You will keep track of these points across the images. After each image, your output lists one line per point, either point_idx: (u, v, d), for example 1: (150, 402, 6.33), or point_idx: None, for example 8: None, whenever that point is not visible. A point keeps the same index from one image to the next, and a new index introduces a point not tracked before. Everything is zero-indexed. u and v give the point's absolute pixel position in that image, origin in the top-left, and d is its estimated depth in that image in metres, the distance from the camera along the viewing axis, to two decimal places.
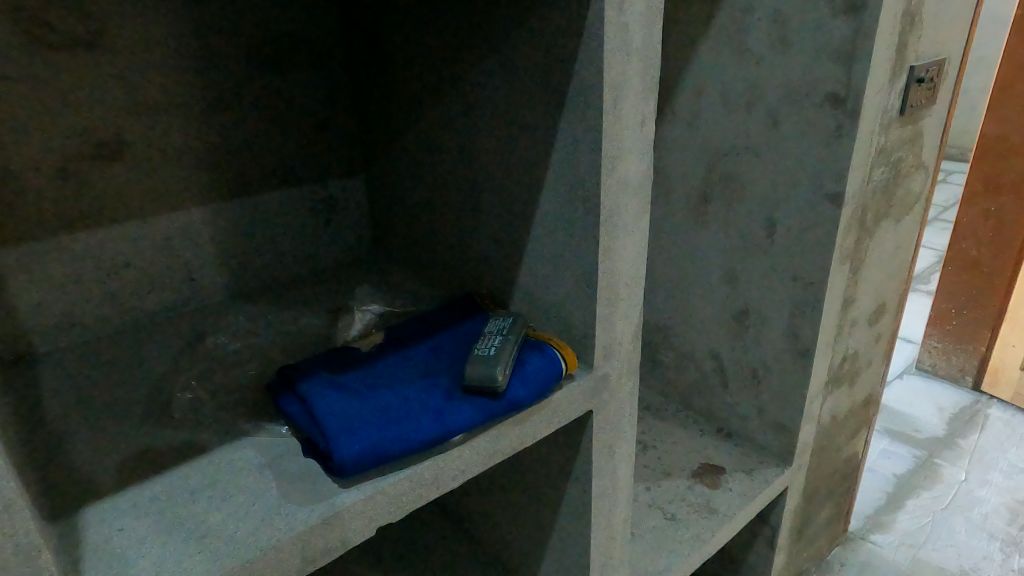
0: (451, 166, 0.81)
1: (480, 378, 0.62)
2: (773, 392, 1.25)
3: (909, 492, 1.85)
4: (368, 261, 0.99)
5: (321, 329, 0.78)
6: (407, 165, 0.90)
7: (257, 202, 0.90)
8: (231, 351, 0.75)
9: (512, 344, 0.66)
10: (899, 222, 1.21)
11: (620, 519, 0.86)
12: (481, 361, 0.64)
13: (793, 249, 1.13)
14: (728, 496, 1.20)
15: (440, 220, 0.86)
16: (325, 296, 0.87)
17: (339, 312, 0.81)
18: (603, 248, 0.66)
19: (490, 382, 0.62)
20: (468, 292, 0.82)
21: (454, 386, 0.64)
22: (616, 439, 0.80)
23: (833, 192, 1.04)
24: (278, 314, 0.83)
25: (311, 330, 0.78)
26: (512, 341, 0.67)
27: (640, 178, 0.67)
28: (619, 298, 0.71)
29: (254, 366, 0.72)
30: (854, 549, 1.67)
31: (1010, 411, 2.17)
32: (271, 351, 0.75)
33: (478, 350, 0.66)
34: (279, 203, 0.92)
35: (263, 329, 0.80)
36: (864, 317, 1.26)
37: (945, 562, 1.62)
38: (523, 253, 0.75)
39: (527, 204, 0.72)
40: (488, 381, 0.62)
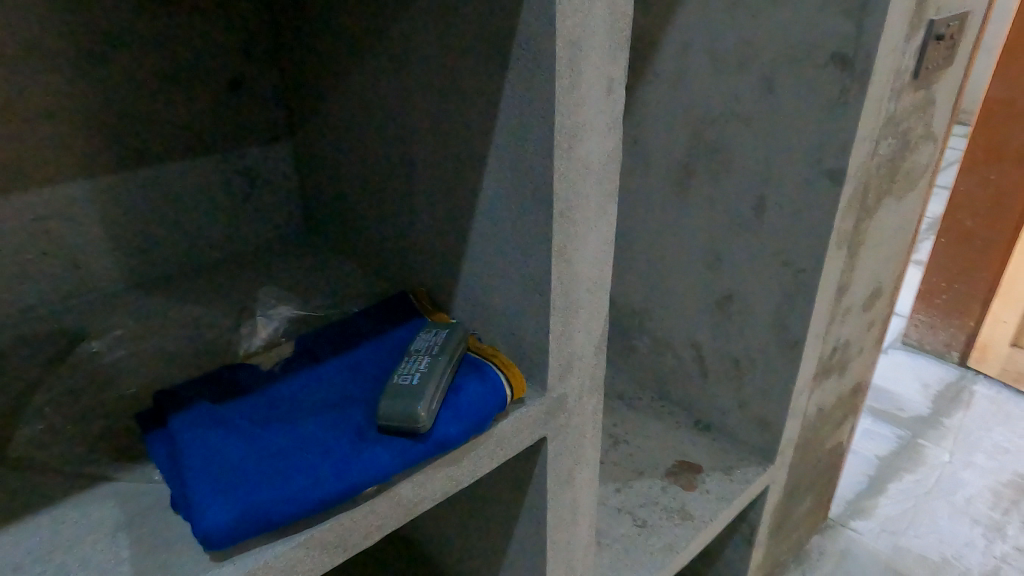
0: (382, 136, 0.67)
1: (396, 416, 0.49)
2: (756, 385, 1.14)
3: (892, 475, 1.78)
4: (297, 244, 0.85)
5: (221, 336, 0.64)
6: (334, 133, 0.75)
7: (154, 175, 0.75)
8: (107, 364, 0.61)
9: (442, 367, 0.53)
10: (902, 199, 1.09)
11: (581, 546, 0.76)
12: (398, 393, 0.50)
13: (786, 231, 1.00)
14: (705, 499, 1.11)
15: (373, 202, 0.72)
16: (237, 290, 0.74)
17: (248, 313, 0.67)
18: (558, 249, 0.53)
19: (407, 423, 0.49)
20: (403, 289, 0.69)
21: (367, 424, 0.51)
22: (576, 465, 0.68)
23: (835, 169, 0.91)
24: (177, 314, 0.69)
25: (209, 337, 0.64)
26: (443, 363, 0.53)
27: (606, 160, 0.53)
28: (580, 307, 0.58)
29: (131, 386, 0.59)
30: (834, 537, 1.60)
31: (995, 388, 2.11)
32: (155, 365, 0.61)
33: (397, 376, 0.52)
34: (184, 176, 0.77)
35: (154, 334, 0.66)
36: (858, 304, 1.15)
37: (926, 550, 1.56)
38: (465, 245, 0.61)
39: (468, 186, 0.58)
40: (405, 421, 0.49)
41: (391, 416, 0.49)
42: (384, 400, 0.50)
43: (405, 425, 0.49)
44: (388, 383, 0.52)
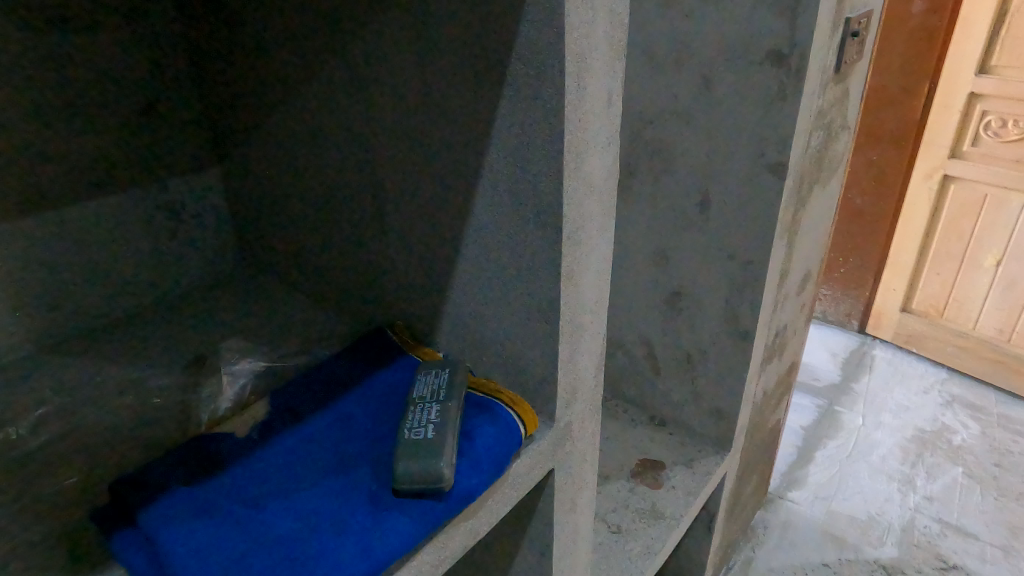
0: (341, 160, 0.60)
1: (417, 477, 0.44)
2: (709, 377, 1.16)
3: (816, 444, 1.89)
4: (238, 281, 0.76)
5: (177, 399, 0.56)
6: (276, 158, 0.67)
7: (66, 219, 0.63)
8: (37, 448, 0.51)
9: (454, 413, 0.48)
10: (827, 187, 1.14)
11: (582, 568, 0.73)
12: (415, 450, 0.45)
13: (731, 225, 1.02)
14: (672, 496, 1.12)
15: (333, 232, 0.65)
16: (181, 342, 0.64)
17: (204, 370, 0.59)
18: (567, 272, 0.49)
19: (432, 482, 0.44)
20: (379, 326, 0.63)
21: (379, 487, 0.45)
22: (578, 489, 0.65)
23: (776, 163, 0.93)
24: (113, 376, 0.59)
25: (162, 404, 0.55)
26: (455, 408, 0.48)
27: (606, 175, 0.50)
28: (583, 329, 0.55)
29: (72, 471, 0.49)
30: (775, 510, 1.67)
31: (891, 350, 2.28)
32: (100, 442, 0.52)
33: (408, 430, 0.47)
34: (99, 214, 0.66)
35: (88, 405, 0.56)
36: (793, 289, 1.20)
37: (855, 511, 1.66)
38: (454, 275, 0.56)
39: (456, 211, 0.53)
40: (429, 482, 0.44)
41: (412, 478, 0.44)
42: (397, 459, 0.45)
43: (429, 485, 0.44)
44: (399, 439, 0.46)
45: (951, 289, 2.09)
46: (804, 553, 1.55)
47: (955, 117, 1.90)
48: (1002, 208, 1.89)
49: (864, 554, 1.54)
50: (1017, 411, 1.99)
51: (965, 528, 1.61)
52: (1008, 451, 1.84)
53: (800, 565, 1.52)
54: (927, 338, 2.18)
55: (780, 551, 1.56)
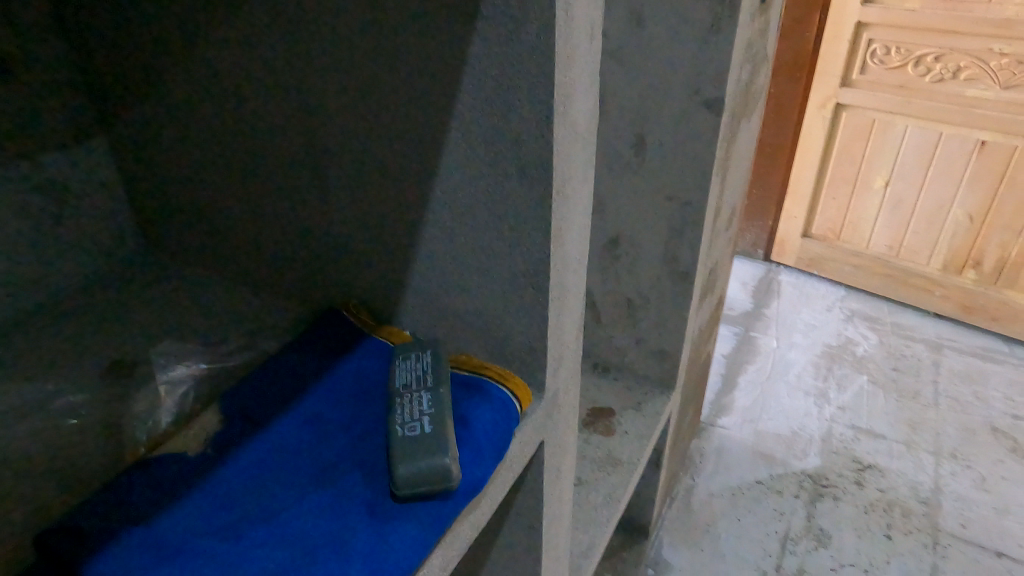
0: (269, 120, 0.51)
1: (420, 481, 0.39)
2: (650, 320, 1.16)
3: (738, 370, 1.98)
4: (146, 269, 0.66)
5: (104, 418, 0.47)
6: (183, 123, 0.56)
7: None
8: None
9: (446, 404, 0.43)
10: (751, 121, 1.15)
11: (565, 531, 0.71)
12: (412, 451, 0.40)
13: (666, 166, 1.00)
14: (626, 441, 1.13)
15: (264, 205, 0.56)
16: (91, 348, 0.54)
17: (130, 380, 0.50)
18: (555, 231, 0.45)
19: (436, 484, 0.39)
20: (332, 307, 0.56)
21: (373, 495, 0.40)
22: (562, 456, 0.62)
23: (712, 99, 0.90)
24: (9, 399, 0.49)
25: (84, 428, 0.46)
26: (446, 397, 0.43)
27: (588, 119, 0.45)
28: (568, 291, 0.51)
29: None
30: (708, 437, 1.74)
31: (795, 274, 2.43)
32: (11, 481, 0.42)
33: (398, 427, 0.41)
34: None
35: None
36: (724, 225, 1.21)
37: (779, 428, 1.77)
38: (418, 243, 0.50)
39: (420, 170, 0.47)
40: (433, 484, 0.39)
41: (415, 482, 0.39)
42: (394, 460, 0.40)
43: (433, 488, 0.39)
44: (390, 438, 0.41)
45: (846, 212, 2.22)
46: (739, 474, 1.64)
47: (844, 47, 1.96)
48: (888, 132, 2.00)
49: (792, 467, 1.65)
50: (905, 318, 2.18)
51: (874, 430, 1.76)
52: (902, 355, 2.02)
53: (737, 485, 1.60)
54: (826, 259, 2.33)
55: (717, 475, 1.63)
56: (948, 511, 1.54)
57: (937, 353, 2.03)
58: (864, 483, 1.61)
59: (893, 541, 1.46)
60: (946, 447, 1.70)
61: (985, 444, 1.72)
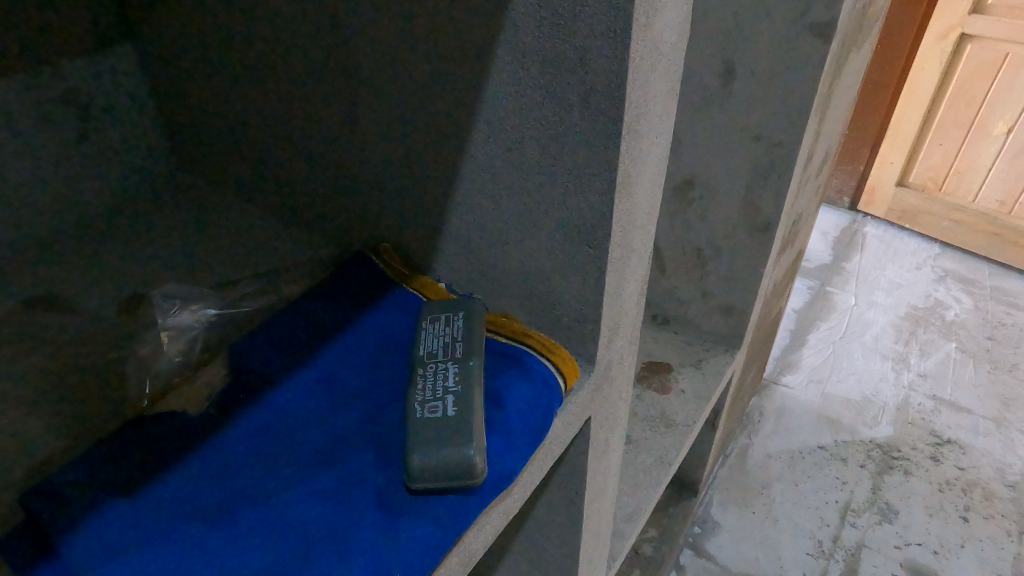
0: (294, 28, 0.44)
1: (438, 473, 0.34)
2: (721, 273, 1.05)
3: (810, 326, 1.84)
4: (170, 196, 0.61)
5: (108, 363, 0.43)
6: (204, 29, 0.50)
7: None
8: None
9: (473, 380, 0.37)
10: (861, 50, 0.98)
11: (607, 503, 0.66)
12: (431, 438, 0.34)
13: (758, 100, 0.86)
14: (683, 400, 1.06)
15: (291, 130, 0.50)
16: (105, 281, 0.50)
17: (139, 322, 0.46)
18: (623, 180, 0.36)
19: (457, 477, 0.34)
20: (361, 251, 0.50)
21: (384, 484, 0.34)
22: (610, 430, 0.55)
23: (821, 23, 0.76)
24: (10, 333, 0.45)
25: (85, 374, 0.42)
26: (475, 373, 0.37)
27: (675, 38, 0.35)
28: (632, 252, 0.42)
29: None
30: (769, 396, 1.64)
31: (883, 226, 2.22)
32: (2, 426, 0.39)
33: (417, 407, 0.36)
34: None
35: None
36: (815, 171, 1.07)
37: (850, 392, 1.64)
38: (458, 183, 0.43)
39: (464, 95, 0.39)
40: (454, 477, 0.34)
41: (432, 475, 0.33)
42: (411, 447, 0.34)
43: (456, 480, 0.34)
44: (408, 418, 0.35)
45: (953, 160, 1.99)
46: (800, 438, 1.54)
47: None
48: (1022, 68, 1.75)
49: (860, 435, 1.54)
50: (1008, 283, 1.98)
51: (957, 403, 1.62)
52: (999, 324, 1.83)
53: (797, 450, 1.51)
54: (922, 212, 2.11)
55: (776, 437, 1.54)
56: None
57: None
58: (941, 459, 1.49)
59: (968, 525, 1.37)
60: None
61: None
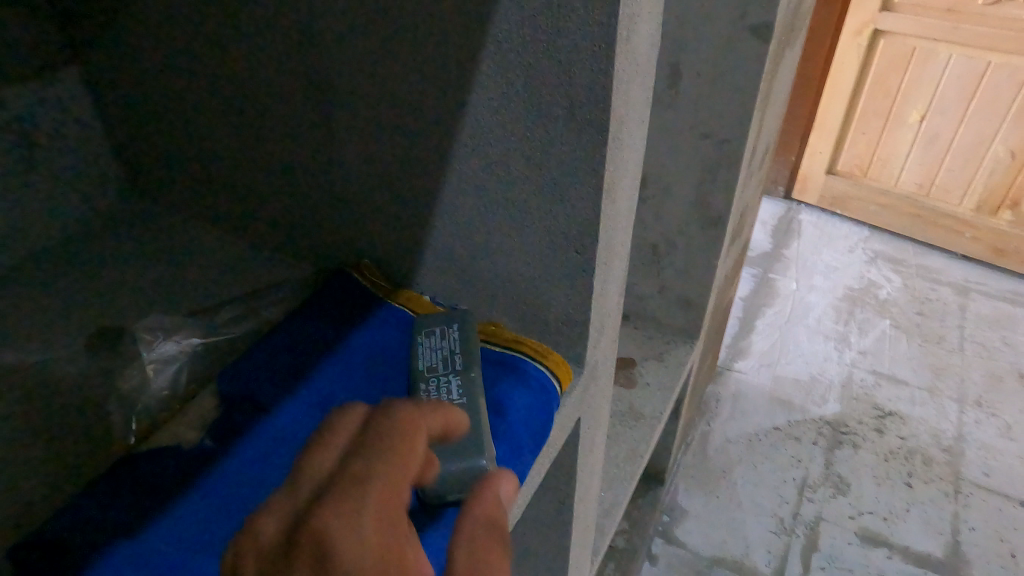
0: (264, 49, 0.43)
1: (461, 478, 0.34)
2: (676, 267, 1.08)
3: (756, 312, 1.92)
4: (129, 223, 0.59)
5: (88, 402, 0.42)
6: (163, 51, 0.48)
7: None
8: None
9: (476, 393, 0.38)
10: (794, 48, 1.03)
11: (592, 498, 0.67)
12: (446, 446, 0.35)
13: (703, 100, 0.89)
14: (648, 393, 1.09)
15: (261, 148, 0.49)
16: (71, 317, 0.48)
17: (116, 358, 0.45)
18: (607, 186, 0.37)
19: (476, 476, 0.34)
20: (342, 268, 0.50)
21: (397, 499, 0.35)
22: (596, 428, 0.57)
23: (759, 25, 0.79)
24: None
25: (66, 419, 0.41)
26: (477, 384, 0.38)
27: (649, 48, 0.37)
28: (614, 255, 0.44)
29: None
30: (724, 382, 1.70)
31: (816, 213, 2.33)
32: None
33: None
34: None
35: None
36: (758, 165, 1.12)
37: (798, 373, 1.72)
38: (440, 198, 0.43)
39: (445, 112, 0.39)
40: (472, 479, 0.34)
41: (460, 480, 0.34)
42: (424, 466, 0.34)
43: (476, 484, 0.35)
44: None
45: (876, 148, 2.11)
46: (756, 421, 1.60)
47: None
48: (930, 61, 1.87)
49: (810, 413, 1.62)
50: (932, 260, 2.11)
51: (896, 376, 1.72)
52: (927, 300, 1.96)
53: (754, 432, 1.57)
54: (851, 198, 2.23)
55: (733, 422, 1.60)
56: (970, 459, 1.52)
57: (964, 297, 1.97)
58: (885, 430, 1.58)
59: (913, 490, 1.45)
60: (971, 394, 1.67)
61: (1010, 390, 1.68)
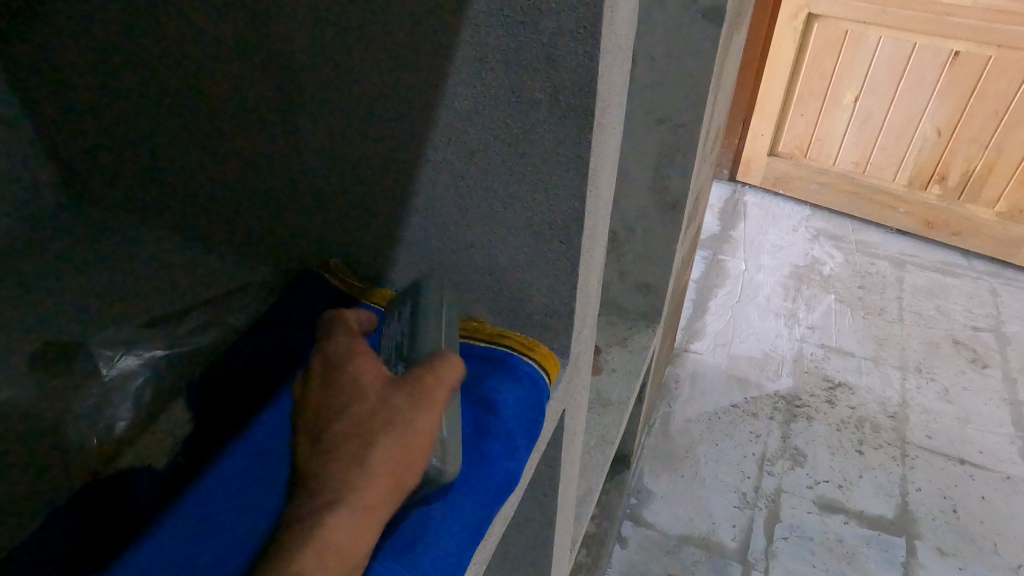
0: (215, 35, 0.41)
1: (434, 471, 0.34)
2: (636, 253, 1.08)
3: (709, 293, 1.96)
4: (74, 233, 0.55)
5: (45, 427, 0.42)
6: (100, 43, 0.45)
7: None
8: None
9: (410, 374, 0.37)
10: (740, 31, 1.04)
11: (572, 487, 0.67)
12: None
13: (657, 85, 0.89)
14: (615, 380, 1.10)
15: (218, 144, 0.46)
16: (19, 341, 0.46)
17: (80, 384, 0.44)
18: (592, 173, 0.36)
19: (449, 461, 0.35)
20: (311, 268, 0.48)
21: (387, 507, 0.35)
22: (576, 418, 0.56)
23: (711, 8, 0.79)
24: None
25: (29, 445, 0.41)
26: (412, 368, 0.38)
27: (628, 28, 0.36)
28: (595, 242, 0.43)
29: None
30: (682, 364, 1.73)
31: (760, 194, 2.39)
32: None
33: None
34: None
35: None
36: (710, 147, 1.13)
37: (751, 351, 1.77)
38: (414, 191, 0.42)
39: (418, 100, 0.38)
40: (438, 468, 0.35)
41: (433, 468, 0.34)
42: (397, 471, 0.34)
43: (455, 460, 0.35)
44: None
45: (814, 129, 2.18)
46: (714, 399, 1.64)
47: None
48: (861, 44, 1.94)
49: (765, 389, 1.67)
50: (869, 236, 2.20)
51: (842, 348, 1.79)
52: (867, 273, 2.04)
53: (713, 411, 1.61)
54: (793, 178, 2.30)
55: (693, 402, 1.63)
56: (913, 423, 1.60)
57: (900, 269, 2.06)
58: (835, 401, 1.64)
59: (863, 456, 1.52)
60: (911, 361, 1.75)
61: (946, 356, 1.77)
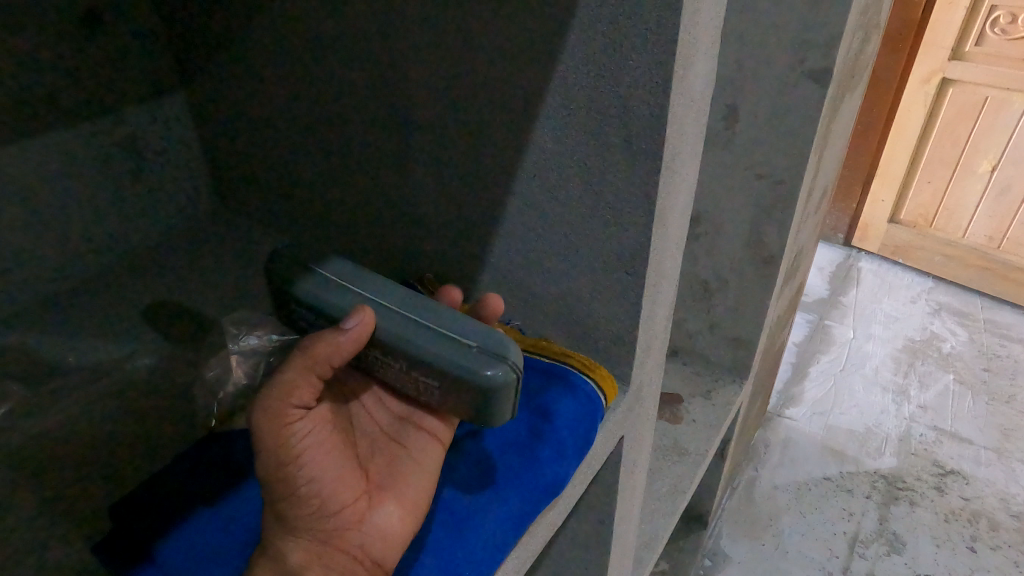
0: (354, 77, 0.49)
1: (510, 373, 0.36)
2: (727, 305, 1.08)
3: (810, 358, 1.87)
4: (229, 241, 0.67)
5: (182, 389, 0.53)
6: (264, 80, 0.55)
7: (20, 174, 0.53)
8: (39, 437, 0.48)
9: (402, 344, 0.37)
10: (854, 94, 1.03)
11: (631, 524, 0.68)
12: (465, 407, 0.37)
13: (759, 142, 0.90)
14: (694, 429, 1.08)
15: (349, 167, 0.54)
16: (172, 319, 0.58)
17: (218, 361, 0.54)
18: (660, 212, 0.40)
19: (493, 356, 0.35)
20: (407, 280, 0.54)
21: (417, 499, 0.37)
22: (637, 450, 0.58)
23: (819, 70, 0.80)
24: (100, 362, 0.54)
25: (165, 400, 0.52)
26: (392, 332, 0.37)
27: (704, 85, 0.40)
28: (663, 278, 0.46)
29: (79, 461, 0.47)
30: (774, 428, 1.66)
31: (877, 261, 2.27)
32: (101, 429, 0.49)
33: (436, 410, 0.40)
34: (57, 157, 0.55)
35: (75, 395, 0.51)
36: (814, 207, 1.11)
37: (852, 424, 1.67)
38: (501, 219, 0.47)
39: (510, 141, 0.43)
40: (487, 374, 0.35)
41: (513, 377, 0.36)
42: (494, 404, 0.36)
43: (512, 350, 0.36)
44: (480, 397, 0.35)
45: (942, 197, 2.06)
46: (805, 469, 1.56)
47: (958, 15, 1.79)
48: (1001, 111, 1.83)
49: (865, 466, 1.56)
50: (1001, 315, 2.02)
51: (959, 433, 1.64)
52: (995, 356, 1.87)
53: (803, 481, 1.53)
54: (915, 247, 2.17)
55: (782, 469, 1.56)
56: None
57: None
58: (945, 489, 1.51)
59: (976, 555, 1.38)
60: None
61: None
